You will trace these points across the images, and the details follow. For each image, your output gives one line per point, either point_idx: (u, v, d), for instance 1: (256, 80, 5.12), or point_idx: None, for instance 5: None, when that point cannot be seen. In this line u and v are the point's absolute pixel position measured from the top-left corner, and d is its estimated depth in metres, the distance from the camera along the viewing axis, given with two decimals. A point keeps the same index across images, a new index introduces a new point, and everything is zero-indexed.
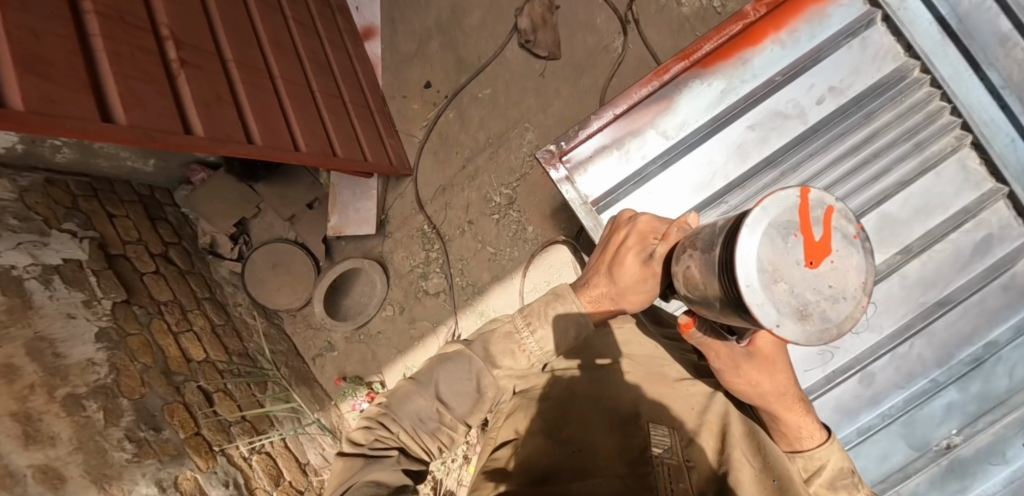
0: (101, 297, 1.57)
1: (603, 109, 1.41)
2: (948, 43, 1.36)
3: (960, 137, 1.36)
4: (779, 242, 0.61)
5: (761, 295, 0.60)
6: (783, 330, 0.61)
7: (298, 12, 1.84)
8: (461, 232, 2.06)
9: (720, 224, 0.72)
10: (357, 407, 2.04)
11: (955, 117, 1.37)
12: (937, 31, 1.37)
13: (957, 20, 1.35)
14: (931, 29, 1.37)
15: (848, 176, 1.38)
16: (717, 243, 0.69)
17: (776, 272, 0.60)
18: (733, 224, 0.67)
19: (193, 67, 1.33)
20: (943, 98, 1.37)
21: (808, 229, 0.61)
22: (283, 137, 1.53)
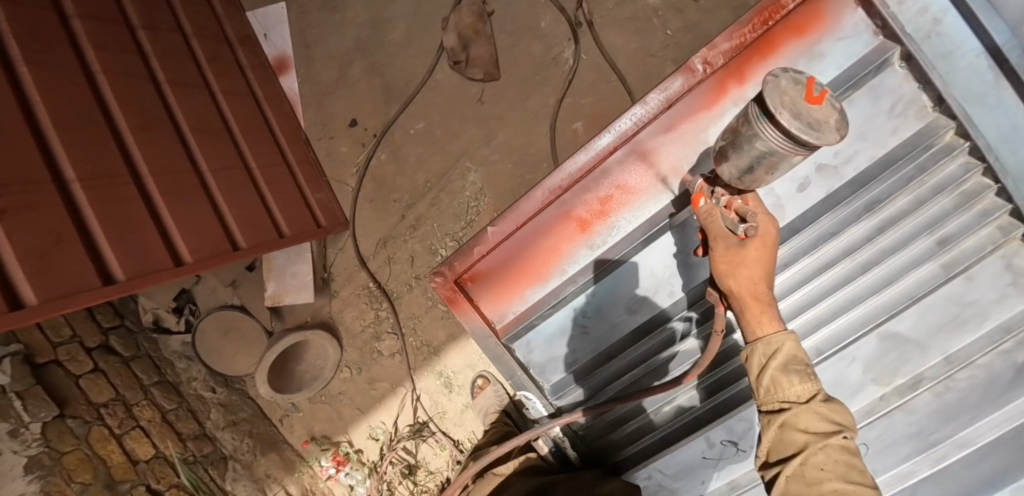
0: (28, 422, 1.52)
1: (502, 216, 1.09)
2: (1003, 85, 0.89)
3: (1006, 228, 0.93)
4: (785, 87, 0.69)
5: (791, 118, 0.67)
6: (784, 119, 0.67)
7: (177, 70, 1.56)
8: (409, 288, 1.87)
9: (768, 134, 0.71)
10: (326, 471, 1.97)
11: (1003, 199, 0.93)
12: (986, 68, 0.90)
13: (1020, 51, 0.87)
14: (977, 64, 0.90)
15: (834, 290, 1.01)
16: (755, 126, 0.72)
17: (785, 105, 0.67)
18: (780, 130, 0.69)
19: (16, 214, 1.12)
20: (988, 173, 0.93)
21: (810, 86, 0.68)
22: (155, 256, 1.33)
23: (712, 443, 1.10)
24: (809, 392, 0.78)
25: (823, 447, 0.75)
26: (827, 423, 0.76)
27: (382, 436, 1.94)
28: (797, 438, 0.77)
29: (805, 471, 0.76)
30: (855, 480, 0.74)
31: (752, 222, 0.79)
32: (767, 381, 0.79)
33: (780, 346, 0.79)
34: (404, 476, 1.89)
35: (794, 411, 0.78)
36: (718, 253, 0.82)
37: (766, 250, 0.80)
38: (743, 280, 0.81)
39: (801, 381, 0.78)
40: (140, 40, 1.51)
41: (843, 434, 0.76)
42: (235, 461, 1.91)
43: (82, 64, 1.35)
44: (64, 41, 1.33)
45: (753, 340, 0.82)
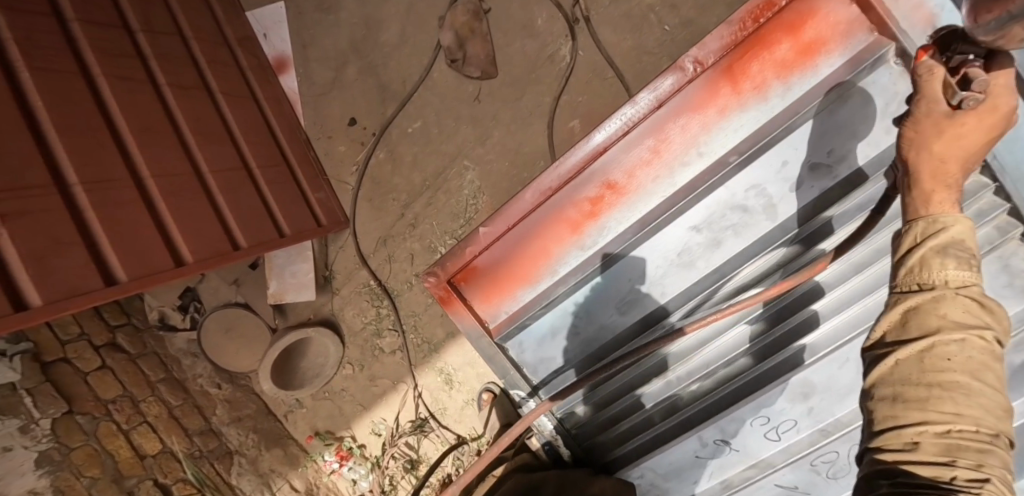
0: (38, 418, 1.56)
1: (493, 218, 1.09)
2: None
3: (1004, 228, 0.92)
4: None
5: None
6: None
7: (176, 72, 1.58)
8: (409, 286, 1.89)
9: None
10: (329, 465, 2.00)
11: (1001, 198, 0.91)
12: None
13: None
14: None
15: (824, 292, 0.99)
16: None
17: None
18: None
19: (20, 218, 1.15)
20: (987, 171, 0.90)
21: None
22: (157, 257, 1.35)
23: (705, 443, 1.11)
24: (964, 279, 0.62)
25: (964, 340, 0.60)
26: (977, 318, 0.61)
27: (384, 432, 1.96)
28: (929, 322, 0.62)
29: (923, 358, 0.61)
30: (984, 380, 0.59)
31: (976, 94, 0.62)
32: (915, 258, 0.64)
33: (950, 227, 0.64)
34: (407, 470, 1.91)
35: (936, 294, 0.62)
36: (914, 115, 0.67)
37: (981, 128, 0.64)
38: (931, 153, 0.66)
39: (959, 262, 0.62)
40: (140, 43, 1.53)
41: (991, 333, 0.60)
42: (241, 455, 1.93)
43: (81, 69, 1.37)
44: (63, 47, 1.35)
45: (915, 217, 0.67)
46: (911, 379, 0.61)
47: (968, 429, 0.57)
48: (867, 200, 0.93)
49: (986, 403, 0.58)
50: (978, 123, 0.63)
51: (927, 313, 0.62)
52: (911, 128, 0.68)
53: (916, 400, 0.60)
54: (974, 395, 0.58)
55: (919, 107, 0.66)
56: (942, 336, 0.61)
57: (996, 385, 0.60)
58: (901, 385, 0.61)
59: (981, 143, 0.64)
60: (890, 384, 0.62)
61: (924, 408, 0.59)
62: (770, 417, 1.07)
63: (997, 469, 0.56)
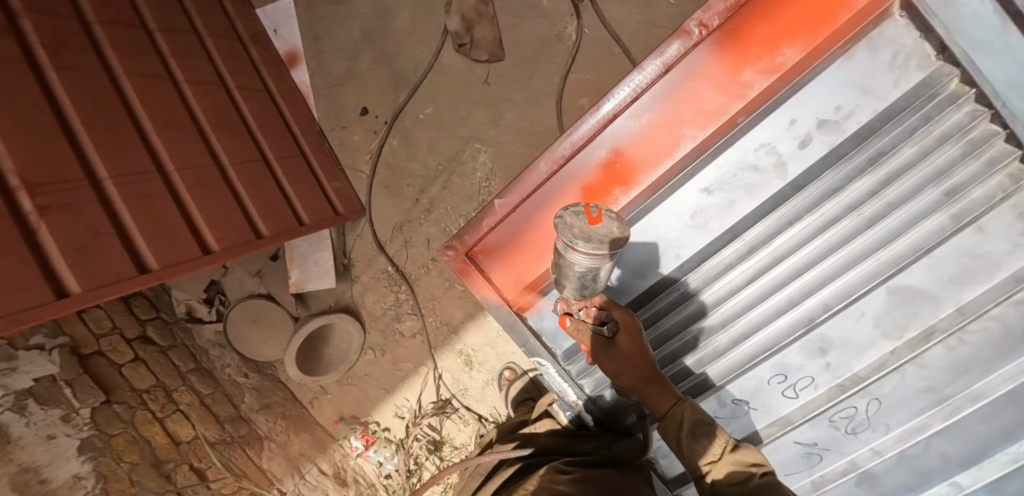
0: (78, 408, 1.63)
1: (507, 189, 1.12)
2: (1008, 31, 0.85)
3: (1017, 176, 0.91)
4: (575, 221, 0.87)
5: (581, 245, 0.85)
6: (579, 247, 0.85)
7: (194, 69, 1.63)
8: (427, 270, 1.93)
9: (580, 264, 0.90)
10: (356, 449, 2.06)
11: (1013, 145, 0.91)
12: (991, 12, 0.85)
13: None
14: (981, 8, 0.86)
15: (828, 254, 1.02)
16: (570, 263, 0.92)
17: (578, 239, 0.86)
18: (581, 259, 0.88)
19: (57, 211, 1.20)
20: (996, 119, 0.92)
21: (590, 214, 0.87)
22: (186, 246, 1.41)
23: (724, 403, 1.14)
24: (722, 448, 0.96)
25: (744, 492, 0.92)
26: (743, 469, 0.93)
27: (407, 415, 2.01)
28: (729, 491, 0.94)
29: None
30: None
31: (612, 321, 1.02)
32: (687, 451, 0.98)
33: (681, 415, 0.98)
34: (431, 452, 1.96)
35: (713, 468, 0.96)
36: (601, 355, 1.02)
37: (631, 338, 1.02)
38: (626, 374, 1.02)
39: (709, 440, 0.97)
40: (158, 42, 1.58)
41: (759, 472, 0.92)
42: (270, 442, 2.00)
43: (106, 68, 1.42)
44: (87, 47, 1.40)
45: (662, 418, 1.01)
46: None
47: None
48: (877, 153, 0.98)
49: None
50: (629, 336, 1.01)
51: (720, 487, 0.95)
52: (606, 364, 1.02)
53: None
54: None
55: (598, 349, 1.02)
56: None
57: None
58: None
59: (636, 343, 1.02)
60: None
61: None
62: (787, 374, 1.09)
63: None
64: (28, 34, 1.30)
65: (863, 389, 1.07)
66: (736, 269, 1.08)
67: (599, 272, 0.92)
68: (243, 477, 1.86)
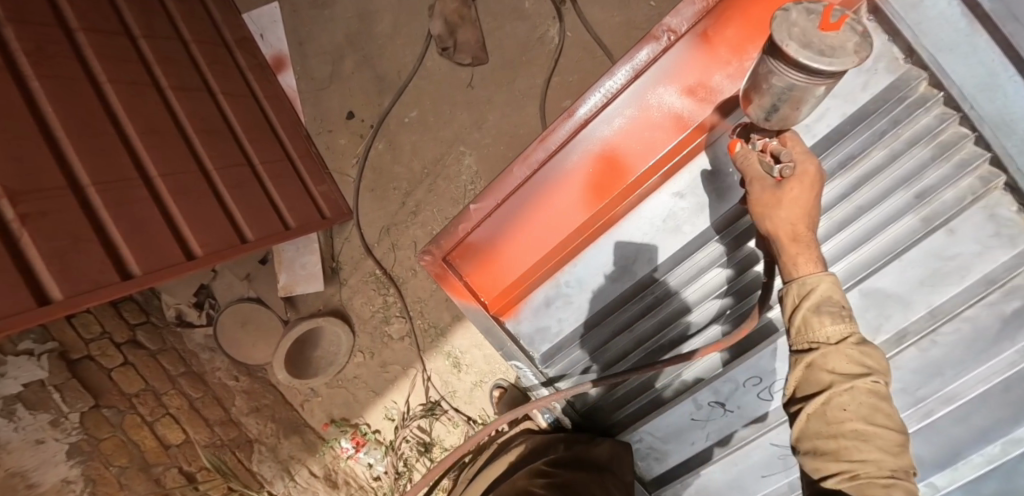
0: (67, 412, 1.65)
1: (483, 194, 1.12)
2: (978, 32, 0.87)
3: (987, 178, 0.92)
4: (799, 18, 0.64)
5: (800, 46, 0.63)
6: (791, 50, 0.63)
7: (179, 76, 1.64)
8: (414, 272, 1.94)
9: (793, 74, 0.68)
10: (346, 451, 2.06)
11: (982, 147, 0.92)
12: (958, 14, 0.88)
13: None
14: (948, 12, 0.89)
15: (861, 214, 0.99)
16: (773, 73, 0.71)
17: (796, 36, 0.63)
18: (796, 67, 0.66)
19: (39, 219, 1.21)
20: (965, 122, 0.92)
21: (825, 16, 0.63)
22: (169, 251, 1.42)
23: (700, 405, 1.13)
24: (841, 334, 0.75)
25: (850, 386, 0.73)
26: (857, 366, 0.74)
27: (397, 416, 2.02)
28: (823, 378, 0.75)
29: (827, 412, 0.74)
30: (878, 422, 0.72)
31: (788, 162, 0.77)
32: (798, 322, 0.77)
33: (817, 287, 0.76)
34: (421, 453, 1.96)
35: (823, 351, 0.75)
36: (755, 196, 0.79)
37: (807, 191, 0.76)
38: (782, 222, 0.77)
39: (834, 323, 0.75)
40: (142, 49, 1.59)
41: (873, 378, 0.73)
42: (260, 444, 2.01)
43: (89, 76, 1.43)
44: (70, 56, 1.41)
45: (788, 281, 0.79)
46: (821, 431, 0.75)
47: (872, 469, 0.70)
48: (848, 156, 0.98)
49: (883, 442, 0.71)
50: (803, 186, 0.75)
51: (818, 368, 0.76)
52: (757, 206, 0.79)
53: (831, 450, 0.73)
54: (869, 437, 0.71)
55: (755, 188, 0.79)
56: (834, 387, 0.74)
57: (891, 422, 0.72)
58: (816, 438, 0.75)
59: (814, 200, 0.77)
60: (808, 438, 0.76)
61: (839, 458, 0.72)
62: (762, 378, 1.08)
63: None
64: (11, 43, 1.31)
65: None
66: (714, 269, 1.05)
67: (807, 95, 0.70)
68: (233, 478, 1.87)
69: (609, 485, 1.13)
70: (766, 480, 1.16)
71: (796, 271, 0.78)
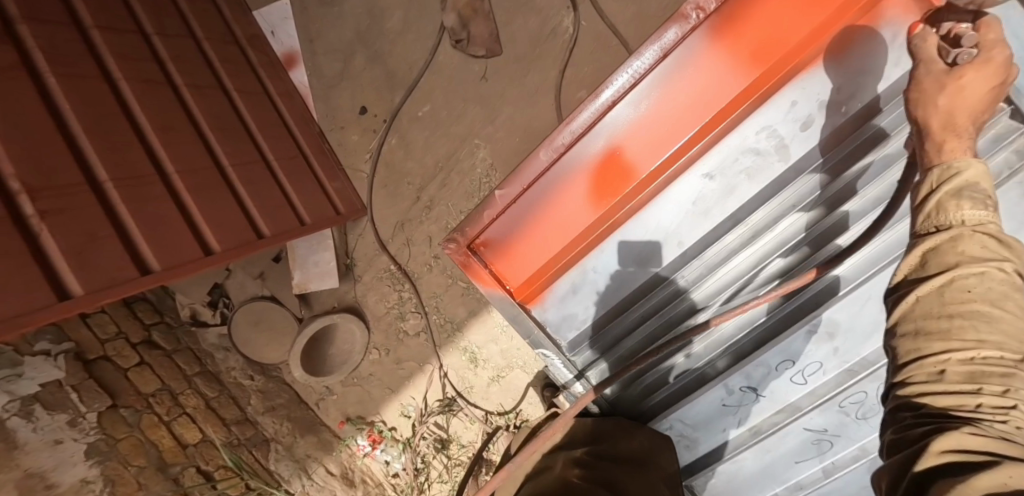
0: (85, 412, 1.63)
1: (508, 181, 1.11)
2: None
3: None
4: None
5: None
6: None
7: (192, 74, 1.63)
8: (429, 267, 1.92)
9: None
10: (363, 448, 2.06)
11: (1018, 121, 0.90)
12: None
13: None
14: None
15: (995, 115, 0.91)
16: None
17: None
18: None
19: (58, 214, 1.20)
20: None
21: None
22: (187, 246, 1.41)
23: (731, 390, 1.12)
24: (980, 219, 0.64)
25: (982, 270, 0.62)
26: (992, 252, 0.63)
27: (413, 413, 2.00)
28: (947, 260, 0.64)
29: (943, 293, 0.64)
30: (1005, 308, 0.62)
31: (968, 48, 0.68)
32: (932, 203, 0.66)
33: (965, 171, 0.65)
34: (438, 450, 1.95)
35: (953, 234, 0.64)
36: (918, 78, 0.71)
37: (986, 80, 0.67)
38: (937, 110, 0.69)
39: (977, 204, 0.64)
40: (156, 46, 1.59)
41: (1010, 265, 0.62)
42: (277, 443, 1.99)
43: (103, 73, 1.43)
44: (84, 53, 1.40)
45: (931, 167, 0.69)
46: (932, 314, 0.64)
47: (992, 355, 0.61)
48: None
49: (1007, 328, 0.61)
50: (980, 73, 0.66)
51: (945, 250, 0.65)
52: (916, 91, 0.72)
53: (939, 333, 0.63)
54: (993, 320, 0.61)
55: (919, 73, 0.72)
56: (957, 269, 0.63)
57: (1018, 312, 0.62)
58: (925, 319, 0.64)
59: (987, 94, 0.67)
60: (912, 322, 0.66)
61: (947, 340, 0.62)
62: (795, 360, 1.08)
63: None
64: (26, 40, 1.30)
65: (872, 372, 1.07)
66: (740, 254, 1.07)
67: None
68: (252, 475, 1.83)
69: (653, 478, 1.11)
70: (799, 467, 1.15)
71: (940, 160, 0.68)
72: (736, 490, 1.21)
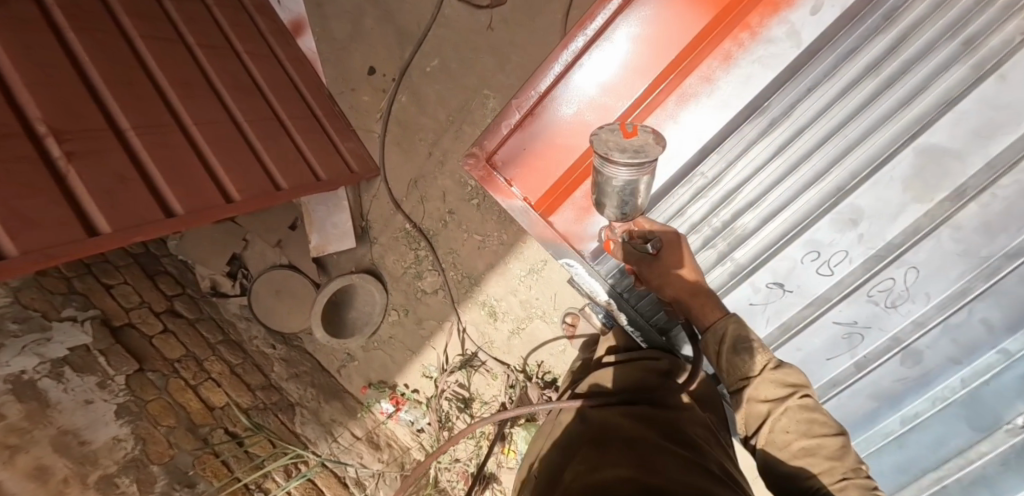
0: (113, 375, 1.65)
1: (522, 89, 1.17)
2: None
3: None
4: (613, 135, 0.89)
5: (617, 154, 0.86)
6: (616, 157, 0.86)
7: (205, 35, 1.67)
8: (444, 223, 1.93)
9: (627, 176, 0.91)
10: (386, 411, 2.08)
11: None
12: None
13: None
14: None
15: (743, 214, 1.12)
16: (613, 182, 0.94)
17: (617, 146, 0.87)
18: (621, 173, 0.90)
19: (84, 155, 1.23)
20: None
21: (625, 129, 0.89)
22: (209, 193, 1.43)
23: (758, 288, 1.12)
24: (761, 366, 0.90)
25: (784, 407, 0.86)
26: (783, 388, 0.88)
27: (435, 373, 2.01)
28: (760, 407, 0.89)
29: (775, 436, 0.87)
30: (817, 433, 0.84)
31: (655, 238, 1.03)
32: (726, 366, 0.94)
33: (726, 330, 0.95)
34: (461, 409, 1.96)
35: (752, 385, 0.90)
36: (646, 272, 1.04)
37: (678, 248, 1.03)
38: (675, 281, 1.02)
39: (752, 356, 0.91)
40: (168, 10, 1.62)
41: (799, 395, 0.86)
42: (302, 408, 1.99)
43: (119, 30, 1.46)
44: (101, 12, 1.43)
45: (703, 333, 0.99)
46: (780, 455, 0.86)
47: (827, 475, 0.81)
48: (892, 9, 1.00)
49: (828, 451, 0.82)
50: (673, 246, 1.02)
51: (756, 402, 0.89)
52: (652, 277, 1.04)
53: (790, 469, 0.84)
54: (814, 449, 0.83)
55: (646, 263, 1.04)
56: (773, 413, 0.87)
57: (830, 428, 0.84)
58: (778, 464, 0.86)
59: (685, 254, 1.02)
60: (773, 466, 0.87)
61: (801, 474, 0.83)
62: (820, 251, 1.08)
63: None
64: None
65: (895, 257, 1.05)
66: (760, 144, 1.09)
67: (637, 184, 0.94)
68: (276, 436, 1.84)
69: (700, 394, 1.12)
70: (831, 364, 1.15)
71: (705, 319, 0.99)
72: None
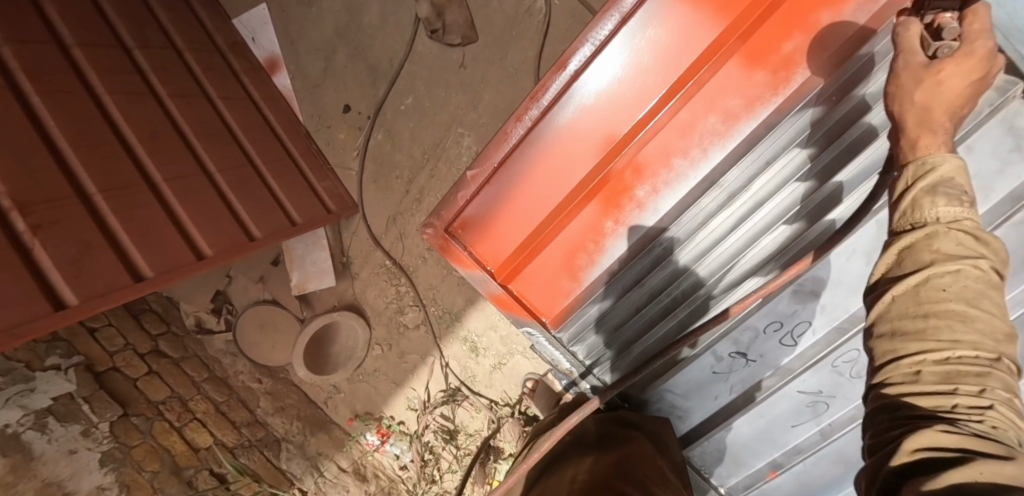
0: (98, 422, 1.67)
1: (478, 160, 1.14)
2: None
3: (1002, 87, 0.83)
4: None
5: None
6: None
7: (176, 83, 1.66)
8: (424, 260, 1.94)
9: None
10: (372, 444, 2.05)
11: (992, 54, 0.83)
12: None
13: None
14: None
15: (732, 261, 1.05)
16: None
17: None
18: None
19: (50, 226, 1.23)
20: None
21: None
22: (178, 252, 1.43)
23: (720, 357, 1.11)
24: (955, 215, 0.60)
25: (959, 267, 0.58)
26: (967, 248, 0.59)
27: (419, 405, 2.00)
28: (922, 258, 0.61)
29: (919, 292, 0.60)
30: (982, 307, 0.58)
31: (949, 41, 0.66)
32: (906, 202, 0.63)
33: (938, 167, 0.63)
34: (446, 441, 1.94)
35: (928, 230, 0.61)
36: (897, 70, 0.70)
37: (964, 75, 0.65)
38: (909, 102, 0.68)
39: (950, 202, 0.61)
40: (137, 59, 1.61)
41: (985, 262, 0.59)
42: (287, 443, 2.06)
43: (87, 89, 1.45)
44: (68, 71, 1.43)
45: (905, 162, 0.66)
46: (909, 313, 0.60)
47: (967, 354, 0.57)
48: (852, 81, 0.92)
49: (984, 327, 0.57)
50: (959, 67, 0.65)
51: (919, 249, 0.61)
52: (894, 85, 0.70)
53: (914, 334, 0.59)
54: (970, 320, 0.57)
55: (900, 67, 0.70)
56: (936, 267, 0.59)
57: (997, 311, 0.58)
58: (898, 320, 0.61)
59: (967, 91, 0.65)
60: (887, 321, 0.62)
61: (923, 339, 0.59)
62: (783, 322, 1.04)
63: (998, 391, 0.55)
64: (9, 61, 1.32)
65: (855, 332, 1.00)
66: (720, 215, 1.04)
67: None
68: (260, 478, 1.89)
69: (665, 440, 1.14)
70: (795, 431, 1.11)
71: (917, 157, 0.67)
72: (737, 457, 1.18)
